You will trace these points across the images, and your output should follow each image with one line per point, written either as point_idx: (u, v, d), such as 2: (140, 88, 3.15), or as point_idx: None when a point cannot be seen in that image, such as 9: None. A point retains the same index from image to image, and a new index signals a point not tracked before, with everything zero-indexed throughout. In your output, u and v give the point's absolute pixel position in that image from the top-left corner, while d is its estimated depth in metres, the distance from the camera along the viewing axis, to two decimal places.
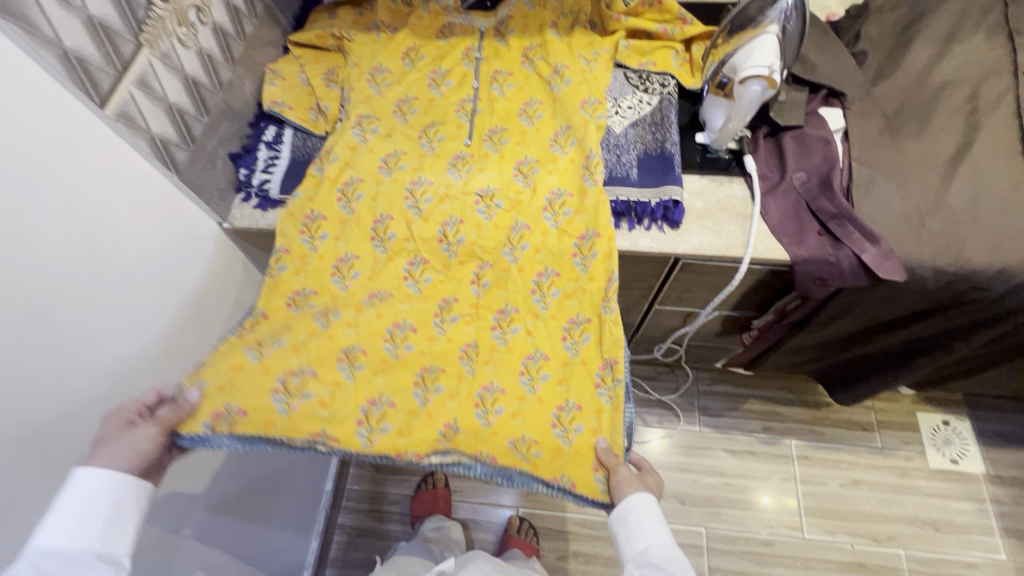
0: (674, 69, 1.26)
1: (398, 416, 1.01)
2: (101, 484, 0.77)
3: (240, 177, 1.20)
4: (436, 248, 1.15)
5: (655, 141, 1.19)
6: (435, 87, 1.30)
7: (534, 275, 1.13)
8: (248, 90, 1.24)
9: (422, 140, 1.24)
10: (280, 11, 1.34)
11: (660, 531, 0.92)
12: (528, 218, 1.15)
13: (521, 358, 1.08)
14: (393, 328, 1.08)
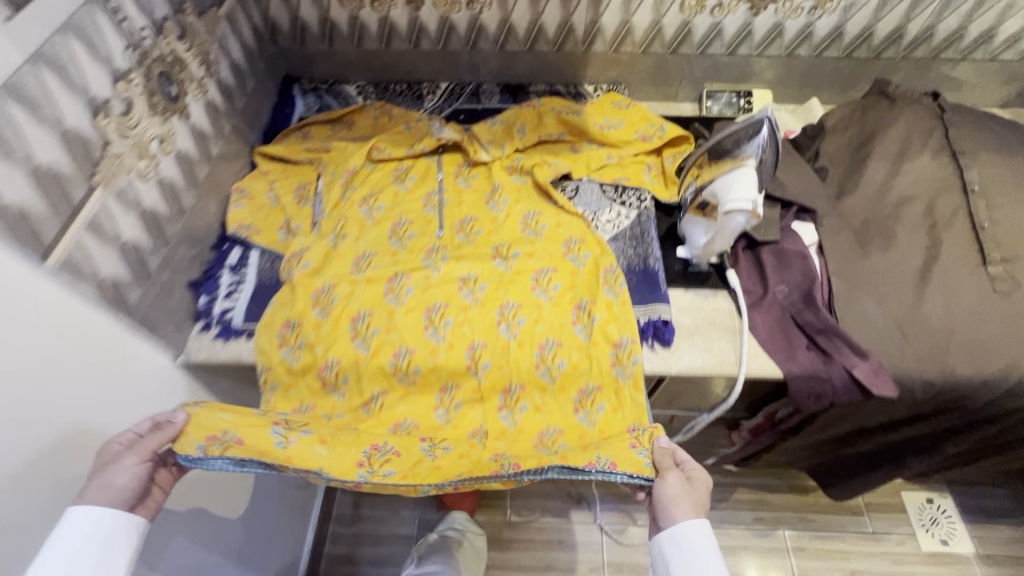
0: (648, 184, 1.28)
1: (404, 462, 0.94)
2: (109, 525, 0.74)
3: (200, 306, 1.09)
4: (422, 335, 1.08)
5: (638, 257, 1.19)
6: (399, 182, 1.30)
7: (574, 394, 1.06)
8: (212, 212, 1.17)
9: (392, 237, 1.21)
10: (248, 127, 1.31)
11: (708, 564, 0.82)
12: (519, 296, 1.11)
13: (533, 436, 1.03)
14: (395, 426, 1.02)
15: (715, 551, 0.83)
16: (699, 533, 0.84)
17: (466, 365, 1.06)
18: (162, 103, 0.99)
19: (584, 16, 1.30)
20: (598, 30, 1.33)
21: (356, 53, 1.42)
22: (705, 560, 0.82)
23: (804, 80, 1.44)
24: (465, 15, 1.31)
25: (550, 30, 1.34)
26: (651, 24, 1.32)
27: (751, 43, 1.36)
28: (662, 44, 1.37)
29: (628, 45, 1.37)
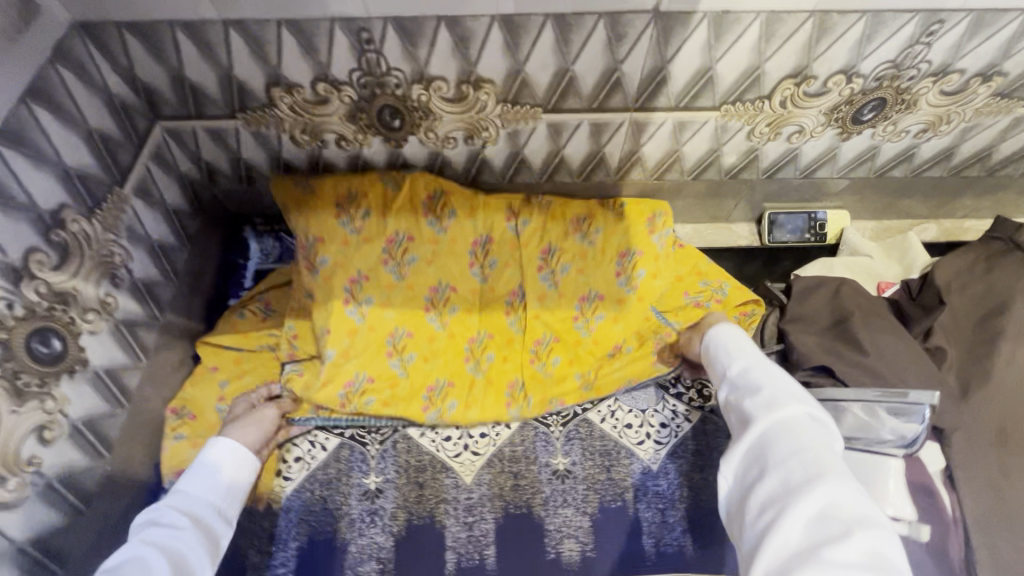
0: (711, 371, 0.99)
1: (420, 341, 0.98)
2: (217, 460, 0.79)
3: None
4: (423, 320, 0.99)
5: (705, 488, 0.91)
6: (475, 269, 1.03)
7: (466, 247, 1.03)
8: (141, 464, 0.87)
9: (431, 314, 0.99)
10: (186, 314, 1.00)
11: (744, 343, 0.81)
12: (491, 328, 1.01)
13: (421, 293, 0.99)
14: (433, 292, 1.00)
15: (773, 369, 0.75)
16: (735, 331, 0.84)
17: (429, 285, 1.00)
18: (38, 374, 0.68)
19: (621, 145, 0.99)
20: (636, 159, 1.02)
21: None
22: (760, 376, 0.74)
23: (890, 197, 1.15)
24: (463, 150, 0.99)
25: (573, 162, 1.03)
26: (707, 152, 1.01)
27: (834, 166, 1.05)
28: (719, 170, 1.05)
29: (673, 173, 1.06)
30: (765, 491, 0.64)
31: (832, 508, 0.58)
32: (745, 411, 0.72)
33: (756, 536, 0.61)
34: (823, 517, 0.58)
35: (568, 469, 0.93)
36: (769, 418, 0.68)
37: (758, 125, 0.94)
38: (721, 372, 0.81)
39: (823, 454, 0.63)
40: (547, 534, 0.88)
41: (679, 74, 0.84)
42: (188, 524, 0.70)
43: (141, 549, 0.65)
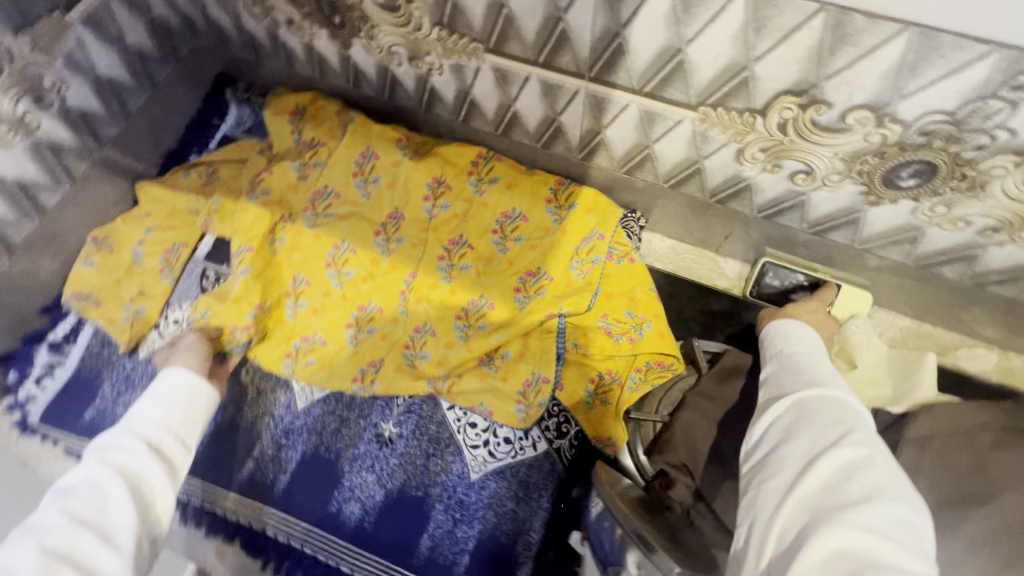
0: (581, 411, 0.87)
1: (314, 293, 0.93)
2: (182, 383, 0.73)
3: (8, 382, 0.95)
4: (321, 272, 0.94)
5: (510, 522, 0.83)
6: (382, 242, 0.95)
7: (382, 217, 0.96)
8: (49, 272, 0.98)
9: (329, 270, 0.94)
10: (133, 155, 1.05)
11: (809, 337, 0.68)
12: (381, 301, 0.92)
13: (326, 248, 0.94)
14: (334, 250, 0.94)
15: (823, 365, 0.62)
16: (799, 323, 0.71)
17: (338, 233, 0.94)
18: None
19: (579, 120, 0.81)
20: (600, 142, 0.83)
21: (288, 71, 1.05)
22: (805, 361, 0.62)
23: (937, 301, 0.84)
24: (409, 72, 0.88)
25: (528, 122, 0.86)
26: (684, 160, 0.79)
27: (855, 234, 0.78)
28: (701, 188, 0.83)
29: (646, 172, 0.86)
30: (780, 439, 0.53)
31: (858, 467, 0.46)
32: (781, 383, 0.60)
33: (766, 509, 0.48)
34: (844, 474, 0.46)
35: (391, 438, 0.88)
36: (810, 391, 0.56)
37: (748, 146, 0.71)
38: (768, 352, 0.68)
39: (864, 431, 0.50)
40: (339, 488, 0.86)
41: (638, 49, 0.64)
42: (144, 450, 0.62)
43: (98, 468, 0.58)
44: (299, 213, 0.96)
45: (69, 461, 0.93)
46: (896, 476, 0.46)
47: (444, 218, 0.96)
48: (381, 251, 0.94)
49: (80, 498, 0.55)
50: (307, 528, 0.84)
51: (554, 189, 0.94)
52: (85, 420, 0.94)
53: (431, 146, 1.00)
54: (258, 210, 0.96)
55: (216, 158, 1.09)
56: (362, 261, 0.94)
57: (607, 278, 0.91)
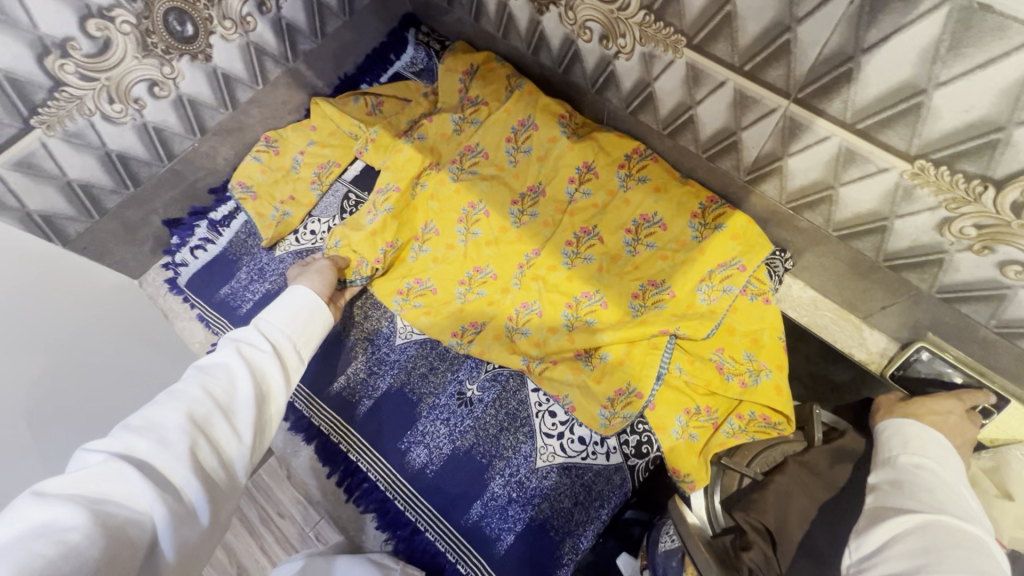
0: (669, 439, 0.82)
1: (440, 243, 0.97)
2: (295, 298, 0.67)
3: (171, 244, 1.08)
4: (451, 224, 0.97)
5: (562, 520, 0.81)
6: (516, 211, 0.95)
7: (522, 187, 0.97)
8: (225, 158, 1.09)
9: (459, 225, 0.97)
10: (318, 73, 1.14)
11: (939, 450, 0.58)
12: (498, 267, 0.94)
13: (461, 204, 0.97)
14: (468, 207, 0.96)
15: (958, 488, 0.53)
16: (930, 429, 0.61)
17: (477, 192, 0.96)
18: (167, 43, 0.86)
19: (761, 141, 0.75)
20: (776, 169, 0.76)
21: (472, 23, 1.08)
22: (930, 478, 0.54)
23: None
24: (595, 50, 0.86)
25: (703, 128, 0.81)
26: (870, 213, 0.70)
27: None
28: (877, 247, 0.74)
29: (816, 214, 0.78)
30: (907, 573, 0.45)
31: None
32: (898, 498, 0.53)
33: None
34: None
35: (471, 400, 0.90)
36: (935, 517, 0.49)
37: (960, 218, 0.62)
38: (881, 456, 0.60)
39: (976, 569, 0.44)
40: (412, 429, 0.90)
41: (869, 79, 0.57)
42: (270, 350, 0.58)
43: (230, 355, 0.55)
44: (445, 165, 0.99)
45: (199, 325, 1.06)
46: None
47: (583, 205, 0.94)
48: (511, 220, 0.95)
49: (201, 395, 0.50)
50: (376, 455, 0.89)
51: (703, 206, 0.88)
52: (218, 295, 1.05)
53: (590, 130, 0.98)
54: (411, 150, 0.99)
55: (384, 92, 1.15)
56: (491, 225, 0.96)
57: (735, 311, 0.85)
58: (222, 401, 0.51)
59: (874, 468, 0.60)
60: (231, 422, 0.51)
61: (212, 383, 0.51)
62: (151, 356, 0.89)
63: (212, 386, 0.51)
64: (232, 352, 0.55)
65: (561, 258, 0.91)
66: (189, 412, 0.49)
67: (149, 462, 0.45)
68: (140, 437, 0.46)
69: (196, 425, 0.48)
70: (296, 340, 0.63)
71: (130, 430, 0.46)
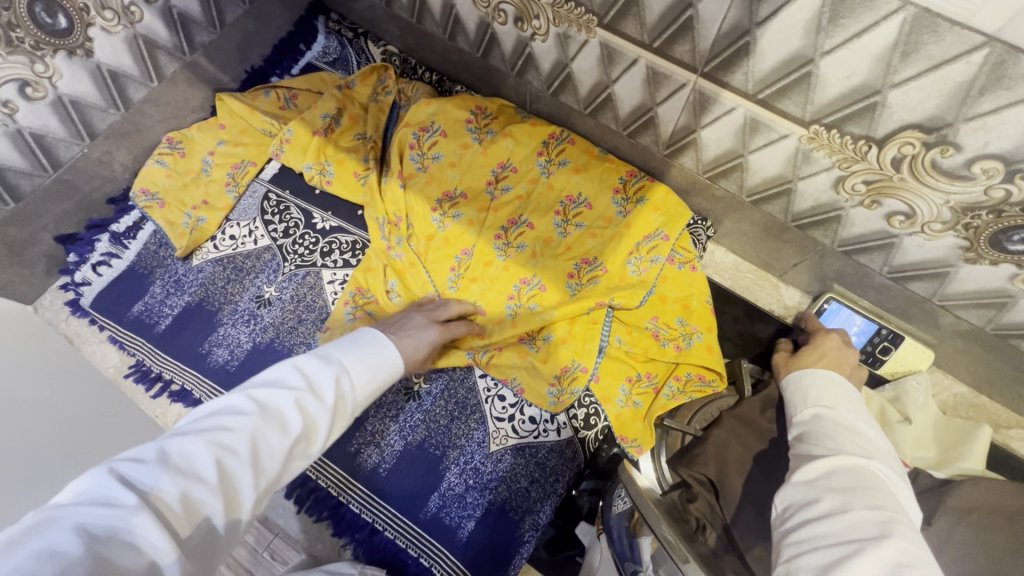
0: (612, 408, 0.85)
1: (368, 266, 0.96)
2: (375, 364, 0.59)
3: (68, 262, 0.98)
4: (377, 246, 0.96)
5: (521, 499, 0.83)
6: (437, 216, 0.93)
7: (439, 192, 0.95)
8: (121, 164, 1.00)
9: (385, 243, 0.95)
10: (221, 67, 1.06)
11: (841, 396, 0.63)
12: (428, 273, 0.93)
13: (385, 222, 0.96)
14: (394, 224, 0.96)
15: (858, 429, 0.59)
16: (835, 379, 0.66)
17: (395, 207, 0.95)
18: (35, 37, 0.78)
19: (675, 115, 0.78)
20: (691, 141, 0.80)
21: (383, 9, 1.04)
22: (833, 425, 0.59)
23: (1002, 376, 0.80)
24: (511, 32, 0.86)
25: (621, 106, 0.84)
26: (777, 178, 0.76)
27: (938, 288, 0.75)
28: (785, 209, 0.80)
29: (730, 181, 0.83)
30: (821, 513, 0.49)
31: (905, 563, 0.43)
32: (807, 448, 0.58)
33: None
34: (894, 564, 0.43)
35: (420, 393, 0.89)
36: (838, 458, 0.54)
37: (851, 175, 0.68)
38: (794, 410, 0.65)
39: (897, 513, 0.48)
40: (361, 430, 0.88)
41: (766, 51, 0.61)
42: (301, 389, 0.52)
43: (265, 410, 0.49)
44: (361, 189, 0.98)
45: (111, 348, 0.97)
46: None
47: (508, 199, 0.94)
48: (434, 229, 0.94)
49: (217, 444, 0.45)
50: (325, 464, 0.86)
51: (624, 180, 0.92)
52: (130, 314, 0.96)
53: (510, 118, 0.99)
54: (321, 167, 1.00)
55: (297, 86, 1.10)
56: (416, 232, 0.95)
57: (666, 278, 0.89)
58: (261, 461, 0.47)
59: (789, 423, 0.65)
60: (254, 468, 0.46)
61: (260, 432, 0.47)
62: (93, 396, 0.87)
63: (262, 443, 0.47)
64: (292, 405, 0.50)
65: (493, 255, 0.91)
66: (220, 457, 0.44)
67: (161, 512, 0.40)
68: (172, 479, 0.41)
69: (225, 478, 0.44)
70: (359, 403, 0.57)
71: (163, 468, 0.42)
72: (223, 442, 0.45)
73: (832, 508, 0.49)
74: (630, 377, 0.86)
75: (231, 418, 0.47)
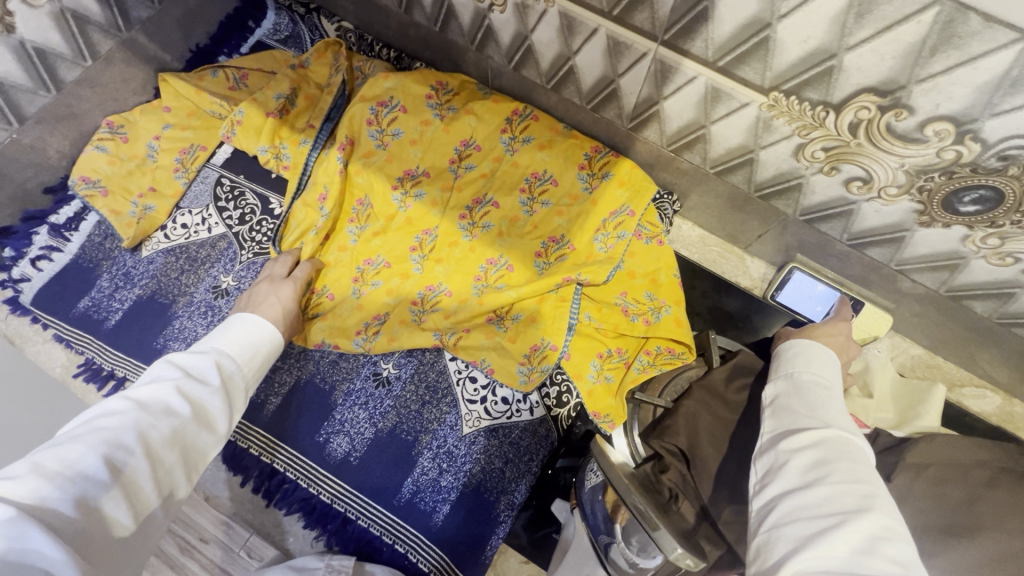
0: (585, 384, 0.84)
1: (329, 248, 0.93)
2: (256, 330, 0.66)
3: (3, 258, 0.92)
4: (338, 229, 0.93)
5: (495, 480, 0.82)
6: (399, 195, 0.91)
7: (400, 171, 0.93)
8: (57, 150, 0.93)
9: (348, 225, 0.93)
10: (163, 46, 1.00)
11: (829, 368, 0.63)
12: (391, 255, 0.90)
13: (348, 204, 0.93)
14: (357, 206, 0.93)
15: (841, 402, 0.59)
16: (828, 354, 0.65)
17: (359, 189, 0.93)
18: None
19: (637, 86, 0.77)
20: (655, 113, 0.80)
21: None
22: (822, 395, 0.59)
23: (957, 336, 0.83)
24: (469, 4, 0.83)
25: (583, 78, 0.82)
26: (739, 148, 0.76)
27: (895, 252, 0.76)
28: (748, 179, 0.80)
29: (694, 153, 0.83)
30: (799, 488, 0.50)
31: (880, 537, 0.45)
32: (795, 416, 0.57)
33: (777, 560, 0.47)
34: (870, 537, 0.45)
35: (389, 379, 0.88)
36: (827, 429, 0.54)
37: (811, 141, 0.68)
38: (779, 377, 0.64)
39: (872, 483, 0.49)
40: (329, 420, 0.86)
41: (724, 17, 0.60)
42: (179, 376, 0.56)
43: (155, 404, 0.53)
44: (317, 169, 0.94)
45: (58, 347, 0.92)
46: (914, 547, 0.45)
47: (473, 179, 0.93)
48: (397, 208, 0.92)
49: (128, 437, 0.49)
50: (291, 455, 0.84)
51: (589, 156, 0.91)
52: (76, 310, 0.91)
53: (472, 95, 0.97)
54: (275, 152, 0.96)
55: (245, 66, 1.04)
56: (379, 214, 0.92)
57: (634, 254, 0.89)
58: (155, 453, 0.51)
59: (773, 386, 0.64)
60: (156, 468, 0.50)
61: (150, 427, 0.51)
62: (28, 404, 0.83)
63: (153, 435, 0.51)
64: (172, 393, 0.54)
65: (460, 235, 0.90)
66: (108, 455, 0.47)
67: (51, 514, 0.43)
68: (67, 482, 0.44)
69: (118, 473, 0.47)
70: (246, 380, 0.63)
71: (45, 475, 0.44)
72: (109, 441, 0.48)
73: (811, 478, 0.51)
74: (600, 354, 0.86)
75: (112, 417, 0.50)
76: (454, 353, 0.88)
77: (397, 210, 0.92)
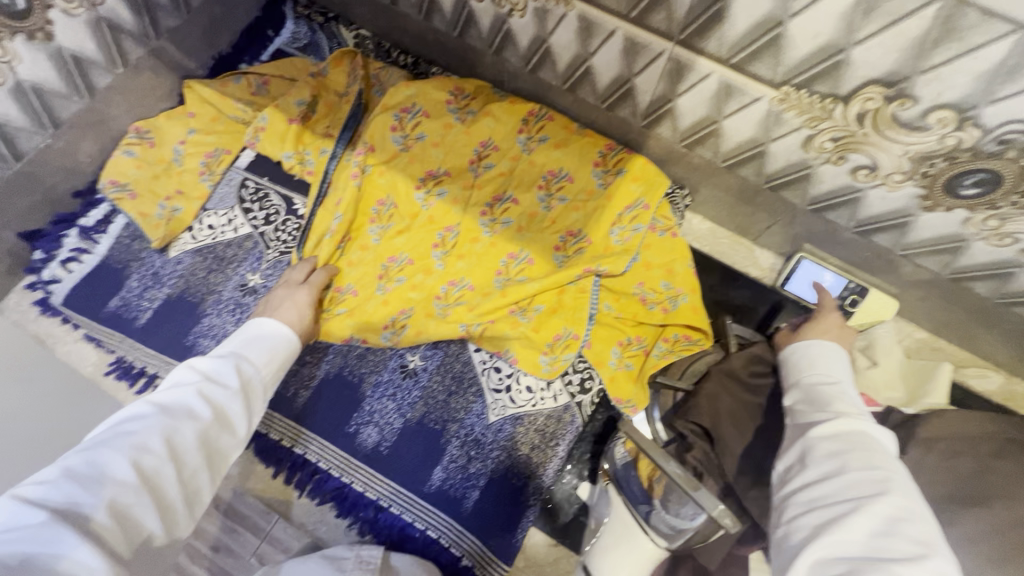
0: (606, 371, 0.88)
1: (353, 247, 0.95)
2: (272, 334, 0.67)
3: (34, 260, 0.94)
4: (362, 227, 0.96)
5: (522, 466, 0.85)
6: (422, 194, 0.94)
7: (422, 171, 0.96)
8: (87, 155, 0.96)
9: (371, 224, 0.96)
10: (188, 53, 1.03)
11: (837, 365, 0.66)
12: (414, 252, 0.93)
13: (370, 203, 0.96)
14: (379, 205, 0.96)
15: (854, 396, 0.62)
16: (834, 348, 0.68)
17: (382, 188, 0.96)
18: None
19: (652, 84, 0.81)
20: (668, 110, 0.84)
21: None
22: (833, 392, 0.62)
23: (959, 318, 0.87)
24: (489, 9, 0.87)
25: (600, 79, 0.86)
26: (750, 141, 0.80)
27: (899, 238, 0.81)
28: (758, 172, 0.84)
29: (705, 148, 0.87)
30: (818, 477, 0.53)
31: (897, 519, 0.48)
32: (811, 417, 0.60)
33: (797, 545, 0.50)
34: (888, 520, 0.48)
35: (415, 370, 0.90)
36: (842, 421, 0.57)
37: (819, 132, 0.72)
38: (791, 380, 0.68)
39: (887, 466, 0.52)
40: (359, 411, 0.88)
41: (738, 16, 0.65)
42: (198, 381, 0.57)
43: (178, 409, 0.54)
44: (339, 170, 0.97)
45: (88, 346, 0.94)
46: (931, 525, 0.48)
47: (492, 177, 0.96)
48: (419, 207, 0.95)
49: (151, 443, 0.50)
50: (322, 447, 0.86)
51: (602, 153, 0.95)
52: (107, 310, 0.93)
53: (488, 98, 1.01)
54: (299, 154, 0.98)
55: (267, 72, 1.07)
56: (402, 212, 0.95)
57: (650, 246, 0.93)
58: (179, 455, 0.52)
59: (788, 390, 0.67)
60: (180, 470, 0.52)
61: (173, 431, 0.52)
62: (63, 401, 0.85)
63: (176, 439, 0.52)
64: (192, 397, 0.55)
65: (481, 230, 0.93)
66: (134, 459, 0.49)
67: (81, 519, 0.45)
68: (95, 486, 0.47)
69: (145, 476, 0.49)
70: (266, 382, 0.64)
71: (74, 480, 0.46)
72: (134, 445, 0.50)
73: (829, 467, 0.54)
74: (620, 342, 0.89)
75: (136, 422, 0.52)
76: (479, 344, 0.90)
77: (420, 208, 0.95)
